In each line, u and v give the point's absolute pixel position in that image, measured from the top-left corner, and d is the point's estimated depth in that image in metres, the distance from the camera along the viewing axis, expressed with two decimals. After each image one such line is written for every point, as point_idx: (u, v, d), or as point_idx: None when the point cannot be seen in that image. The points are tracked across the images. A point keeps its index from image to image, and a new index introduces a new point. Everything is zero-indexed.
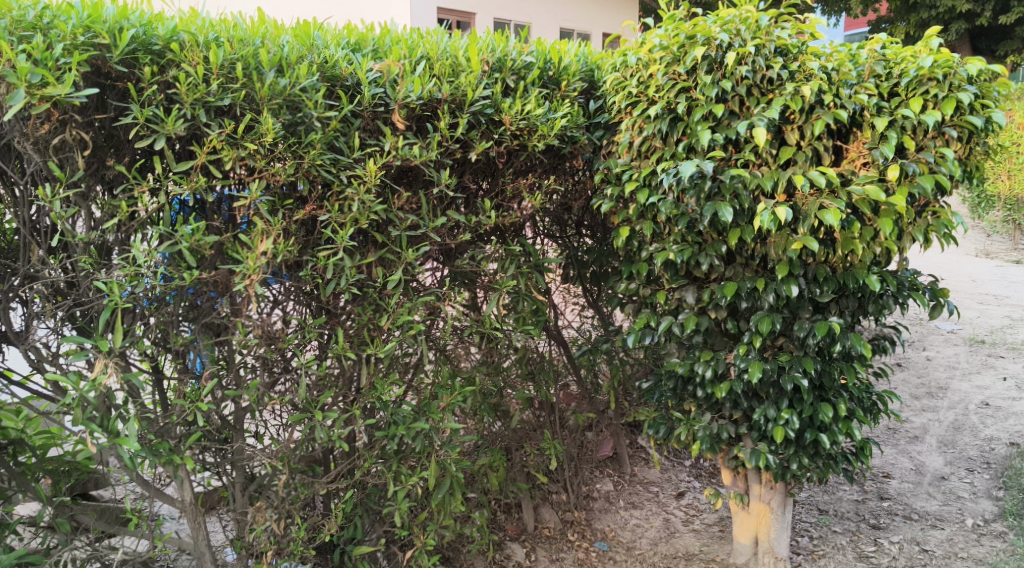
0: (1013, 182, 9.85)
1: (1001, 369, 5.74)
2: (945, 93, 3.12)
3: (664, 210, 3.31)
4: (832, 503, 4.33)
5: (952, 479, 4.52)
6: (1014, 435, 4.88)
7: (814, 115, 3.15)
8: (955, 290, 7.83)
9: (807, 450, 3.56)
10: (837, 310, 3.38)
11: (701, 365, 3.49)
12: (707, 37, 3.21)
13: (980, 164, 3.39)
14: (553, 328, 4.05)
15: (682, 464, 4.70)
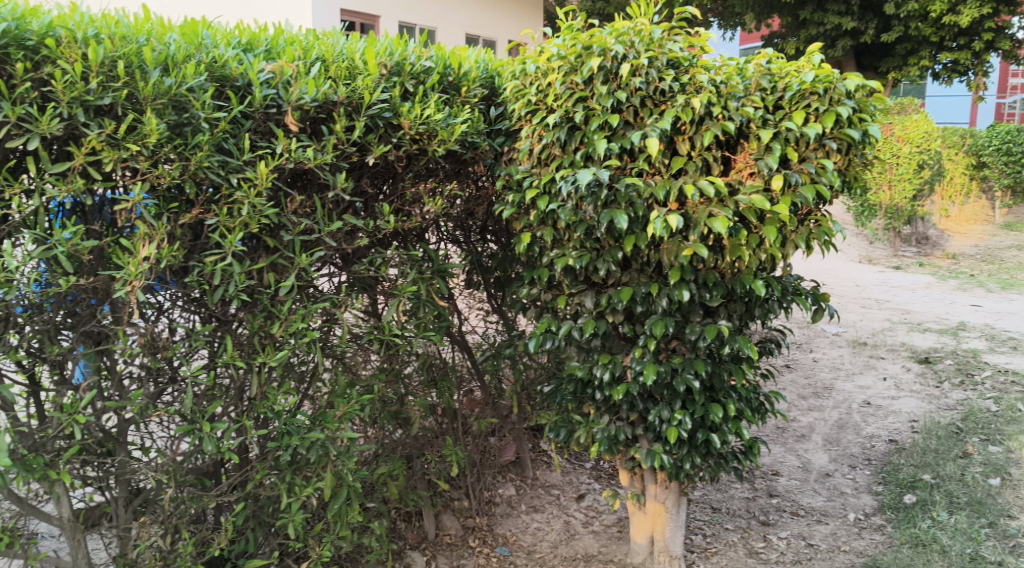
0: (893, 193, 10.34)
1: (881, 369, 6.03)
2: (825, 107, 3.26)
3: (563, 217, 3.33)
4: (724, 501, 4.46)
5: (836, 475, 4.72)
6: (892, 432, 5.12)
7: (703, 126, 3.25)
8: (840, 295, 8.19)
9: (700, 449, 3.65)
10: (726, 314, 3.49)
11: (599, 368, 3.54)
12: (603, 47, 3.26)
13: (858, 175, 3.55)
14: (455, 334, 4.04)
15: (583, 467, 4.75)
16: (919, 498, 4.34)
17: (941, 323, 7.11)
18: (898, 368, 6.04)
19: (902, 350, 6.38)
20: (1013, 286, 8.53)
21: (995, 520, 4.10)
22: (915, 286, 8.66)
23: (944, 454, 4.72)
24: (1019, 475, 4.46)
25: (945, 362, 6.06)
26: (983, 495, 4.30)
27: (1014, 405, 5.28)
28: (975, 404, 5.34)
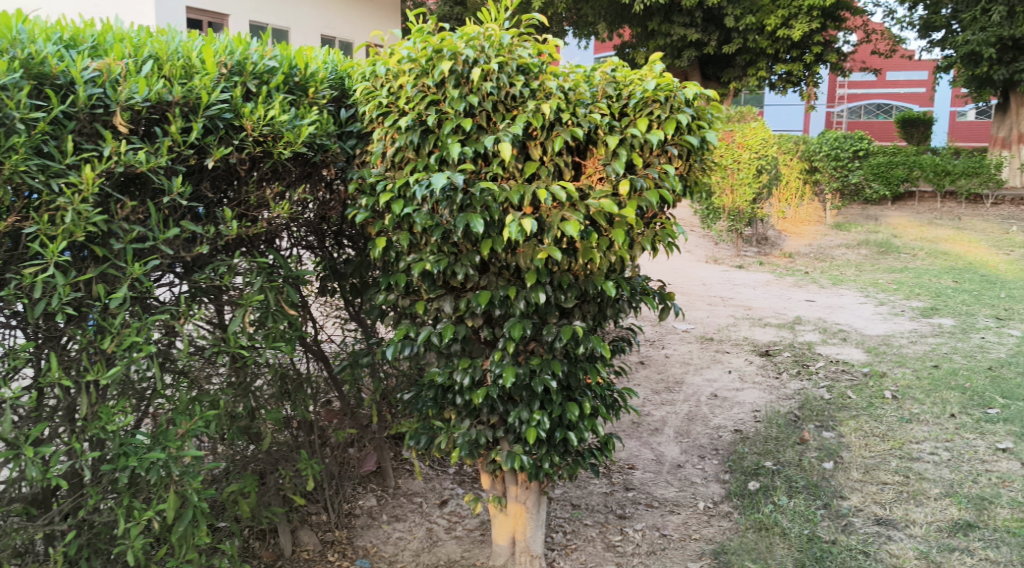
0: (735, 196, 10.80)
1: (727, 363, 6.32)
2: (667, 114, 3.36)
3: (418, 221, 3.29)
4: (584, 498, 4.54)
5: (687, 466, 4.89)
6: (738, 423, 5.36)
7: (554, 132, 3.29)
8: (688, 293, 8.52)
9: (557, 449, 3.70)
10: (580, 314, 3.55)
11: (459, 373, 3.52)
12: (454, 51, 3.24)
13: (699, 179, 3.69)
14: (309, 342, 3.92)
15: (445, 472, 4.72)
16: (762, 485, 4.57)
17: (779, 318, 7.52)
18: (741, 361, 6.34)
19: (745, 344, 6.71)
20: (842, 282, 9.15)
21: (829, 501, 4.37)
22: (756, 284, 9.14)
23: (784, 442, 5.00)
24: (850, 459, 4.79)
25: (784, 355, 6.42)
26: (819, 478, 4.59)
27: (844, 393, 5.67)
28: (810, 393, 5.69)
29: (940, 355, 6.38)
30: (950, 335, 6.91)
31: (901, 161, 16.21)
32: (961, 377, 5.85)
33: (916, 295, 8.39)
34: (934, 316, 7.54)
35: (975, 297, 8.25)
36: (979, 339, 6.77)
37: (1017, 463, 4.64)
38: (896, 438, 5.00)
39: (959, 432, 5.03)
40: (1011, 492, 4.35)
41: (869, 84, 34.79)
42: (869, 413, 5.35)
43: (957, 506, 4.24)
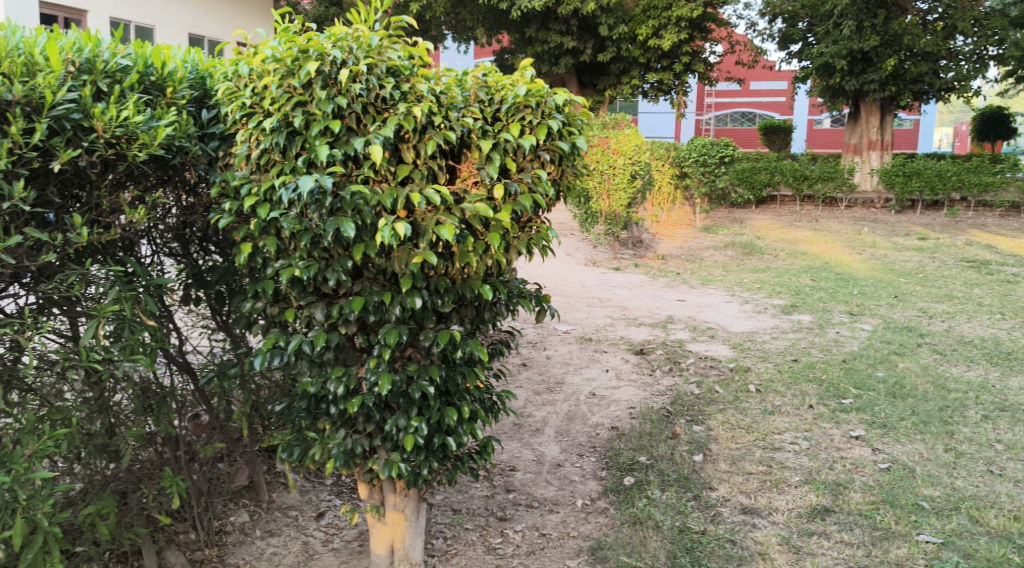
0: (612, 201, 10.98)
1: (604, 362, 6.45)
2: (538, 119, 3.39)
3: (286, 225, 3.20)
4: (464, 502, 4.53)
5: (566, 465, 4.94)
6: (614, 420, 5.47)
7: (426, 135, 3.26)
8: (568, 295, 8.65)
9: (436, 455, 3.66)
10: (457, 319, 3.52)
11: (332, 382, 3.43)
12: (321, 52, 3.17)
13: (571, 184, 3.75)
14: (172, 354, 3.75)
15: (323, 484, 4.60)
16: (637, 480, 4.68)
17: (653, 317, 7.73)
18: (618, 359, 6.49)
19: (622, 343, 6.86)
20: (711, 282, 9.52)
21: (699, 493, 4.52)
22: (631, 285, 9.38)
23: (657, 437, 5.14)
24: (718, 451, 4.98)
25: (657, 352, 6.60)
26: (690, 471, 4.74)
27: (712, 387, 5.88)
28: (681, 389, 5.87)
29: (800, 349, 6.72)
30: (809, 330, 7.28)
31: (763, 166, 16.96)
32: (818, 370, 6.17)
33: (778, 293, 8.82)
34: (794, 313, 7.92)
35: (831, 294, 8.73)
36: (835, 334, 7.16)
37: (869, 450, 4.92)
38: (760, 430, 5.22)
39: (817, 422, 5.30)
40: (863, 477, 4.61)
41: (734, 93, 36.30)
42: (735, 406, 5.57)
43: (815, 492, 4.47)
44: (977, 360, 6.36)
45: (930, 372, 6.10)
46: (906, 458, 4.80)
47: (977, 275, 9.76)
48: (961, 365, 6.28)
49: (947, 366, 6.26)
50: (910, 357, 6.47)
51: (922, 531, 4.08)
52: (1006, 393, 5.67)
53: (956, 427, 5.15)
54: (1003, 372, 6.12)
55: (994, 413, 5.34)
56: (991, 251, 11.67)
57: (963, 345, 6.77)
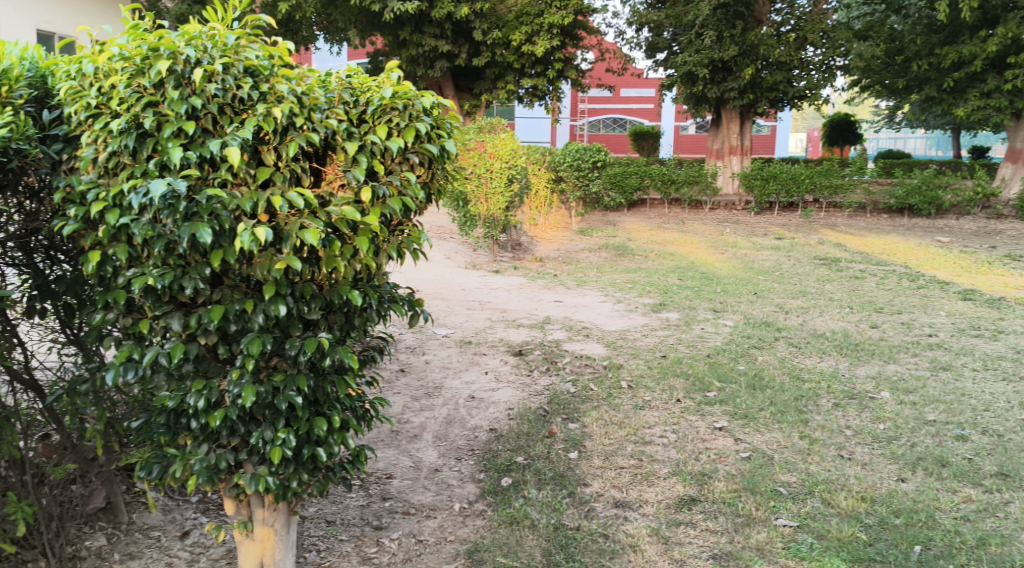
0: (490, 204, 10.88)
1: (484, 365, 6.45)
2: (406, 122, 3.37)
3: (137, 232, 3.04)
4: (339, 513, 4.42)
5: (444, 469, 4.90)
6: (493, 422, 5.47)
7: (288, 137, 3.18)
8: (448, 298, 8.59)
9: (306, 466, 3.56)
10: (326, 325, 3.43)
11: (192, 396, 3.29)
12: (172, 50, 3.06)
13: (442, 187, 3.74)
14: (16, 371, 3.54)
15: (187, 501, 4.38)
16: (514, 480, 4.71)
17: (531, 318, 7.81)
18: (497, 361, 6.51)
19: (501, 345, 6.89)
20: (586, 283, 9.68)
21: (574, 489, 4.60)
22: (510, 287, 9.42)
23: (534, 436, 5.19)
24: (592, 447, 5.06)
25: (535, 353, 6.66)
26: (565, 468, 4.81)
27: (587, 385, 6.00)
28: (558, 388, 5.95)
29: (668, 346, 6.92)
30: (677, 327, 7.53)
31: (634, 171, 17.48)
32: (685, 365, 6.39)
33: (648, 292, 9.08)
34: (663, 310, 8.17)
35: (697, 292, 9.05)
36: (700, 330, 7.43)
37: (731, 440, 5.13)
38: (631, 424, 5.35)
39: (684, 415, 5.48)
40: (727, 466, 4.80)
41: (606, 99, 37.17)
42: (609, 403, 5.69)
43: (682, 483, 4.62)
44: (829, 351, 6.73)
45: (787, 364, 6.41)
46: (765, 446, 5.03)
47: (827, 272, 10.33)
48: (815, 357, 6.63)
49: (802, 358, 6.59)
50: (768, 350, 6.78)
51: (780, 516, 4.28)
52: (855, 382, 6.03)
53: (810, 416, 5.43)
54: (853, 362, 6.50)
55: (844, 400, 5.67)
56: (841, 249, 12.39)
57: (816, 337, 7.15)
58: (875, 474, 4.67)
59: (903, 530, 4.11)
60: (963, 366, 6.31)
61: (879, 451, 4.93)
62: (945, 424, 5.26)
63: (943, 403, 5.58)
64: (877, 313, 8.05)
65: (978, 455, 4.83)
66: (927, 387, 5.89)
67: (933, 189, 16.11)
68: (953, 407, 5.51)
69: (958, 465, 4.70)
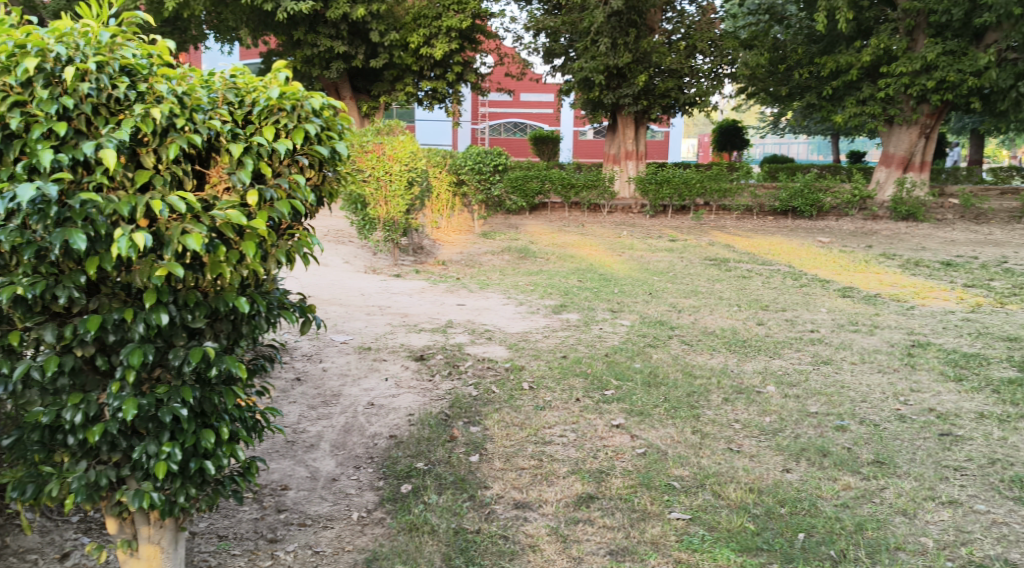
0: (389, 208, 10.73)
1: (384, 371, 6.35)
2: (294, 123, 3.30)
3: (5, 239, 2.88)
4: (231, 527, 4.29)
5: (342, 478, 4.80)
6: (392, 428, 5.38)
7: (168, 139, 3.08)
8: (346, 304, 8.42)
9: (194, 480, 3.43)
10: (212, 334, 3.32)
11: (68, 411, 3.13)
12: (42, 48, 2.92)
13: (333, 190, 3.68)
14: None
15: (67, 522, 4.17)
16: (414, 486, 4.67)
17: (433, 322, 7.77)
18: (397, 367, 6.42)
19: (401, 351, 6.81)
20: (488, 286, 9.70)
21: (474, 493, 4.59)
22: (411, 291, 9.33)
23: (434, 441, 5.15)
24: (493, 450, 5.07)
25: (436, 357, 6.62)
26: (465, 472, 4.81)
27: (489, 388, 6.00)
28: (459, 392, 5.93)
29: (568, 346, 7.00)
30: (576, 327, 7.62)
31: (535, 174, 17.63)
32: (584, 364, 6.47)
33: (549, 294, 9.16)
34: (563, 312, 8.27)
35: (595, 294, 9.19)
36: (598, 330, 7.54)
37: (628, 436, 5.23)
38: (532, 425, 5.38)
39: (583, 414, 5.54)
40: (623, 463, 4.88)
41: (505, 104, 37.44)
42: (510, 404, 5.71)
43: (581, 481, 4.67)
44: (719, 348, 6.94)
45: (680, 361, 6.58)
46: (660, 442, 5.14)
47: (718, 272, 10.66)
48: (706, 353, 6.82)
49: (694, 355, 6.78)
50: (662, 349, 6.94)
51: (674, 509, 4.38)
52: (743, 377, 6.24)
53: (701, 410, 5.59)
54: (741, 358, 6.72)
55: (733, 395, 5.85)
56: (729, 250, 12.80)
57: (707, 335, 7.36)
58: (762, 465, 4.83)
59: (788, 519, 4.26)
60: (843, 360, 6.61)
61: (766, 443, 5.11)
62: (826, 416, 5.50)
63: (824, 396, 5.83)
64: (764, 310, 8.34)
65: (857, 444, 5.07)
66: (809, 380, 6.15)
67: (815, 192, 16.85)
68: (833, 399, 5.76)
69: (838, 455, 4.91)
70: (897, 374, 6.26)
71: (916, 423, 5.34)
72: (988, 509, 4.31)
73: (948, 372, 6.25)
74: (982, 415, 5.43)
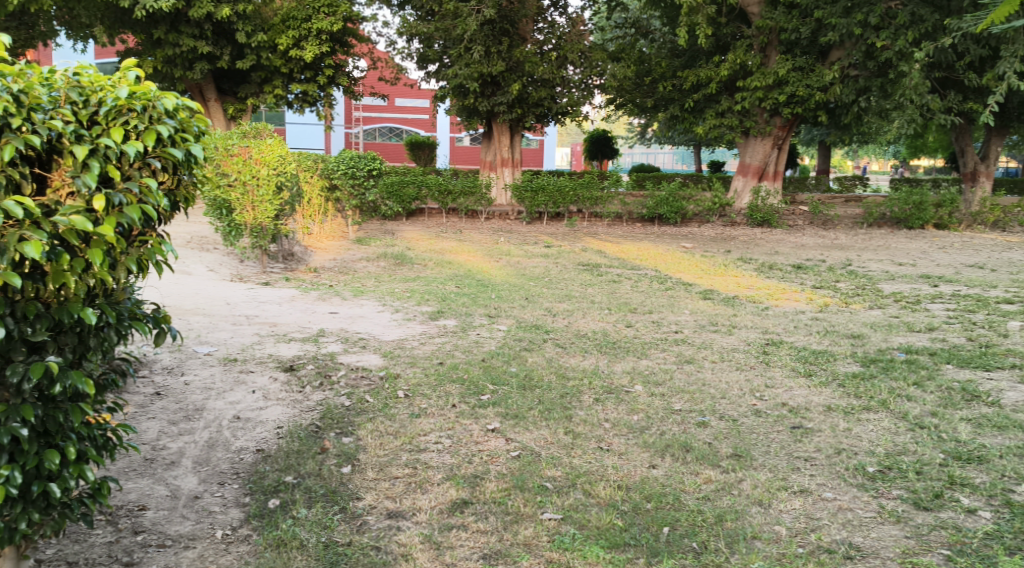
0: (257, 213, 10.36)
1: (250, 383, 6.12)
2: (145, 124, 3.18)
3: None
4: (83, 552, 4.06)
5: (205, 496, 4.60)
6: (259, 442, 5.20)
7: (3, 139, 2.90)
8: (210, 314, 8.08)
9: (37, 504, 3.21)
10: (55, 348, 3.13)
11: None
12: None
13: (189, 195, 3.57)
14: None
15: None
16: (282, 501, 4.53)
17: (303, 332, 7.58)
18: (265, 379, 6.21)
19: (270, 361, 6.61)
20: (362, 293, 9.56)
21: (345, 504, 4.50)
22: (280, 300, 9.07)
23: (304, 454, 5.02)
24: (365, 459, 4.98)
25: (307, 368, 6.45)
26: (337, 484, 4.71)
27: (362, 398, 5.90)
28: (331, 402, 5.80)
29: (445, 352, 6.97)
30: (452, 334, 7.61)
31: (411, 180, 17.50)
32: (461, 370, 6.46)
33: (425, 300, 9.11)
34: (439, 318, 8.24)
35: (472, 299, 9.20)
36: (475, 335, 7.56)
37: (503, 440, 5.25)
38: (407, 433, 5.32)
39: (458, 419, 5.53)
40: (497, 466, 4.89)
41: (379, 109, 37.12)
42: (384, 413, 5.63)
43: (455, 487, 4.65)
44: (590, 350, 7.08)
45: (554, 364, 6.67)
46: (534, 444, 5.19)
47: (590, 277, 10.89)
48: (578, 356, 6.93)
49: (567, 357, 6.88)
50: (537, 352, 7.02)
51: (546, 510, 4.43)
52: (612, 377, 6.37)
53: (574, 411, 5.67)
54: (611, 359, 6.87)
55: (603, 395, 5.97)
56: (601, 255, 13.09)
57: (580, 338, 7.49)
58: (630, 463, 4.95)
59: (654, 513, 4.38)
60: (704, 359, 6.85)
61: (633, 440, 5.24)
62: (689, 412, 5.68)
63: (687, 393, 6.03)
64: (632, 313, 8.56)
65: (717, 439, 5.26)
66: (674, 379, 6.35)
67: (678, 200, 17.49)
68: (695, 396, 5.97)
69: (700, 449, 5.09)
70: (754, 372, 6.54)
71: (771, 417, 5.60)
72: (834, 497, 4.55)
73: (799, 368, 6.59)
74: (829, 407, 5.75)
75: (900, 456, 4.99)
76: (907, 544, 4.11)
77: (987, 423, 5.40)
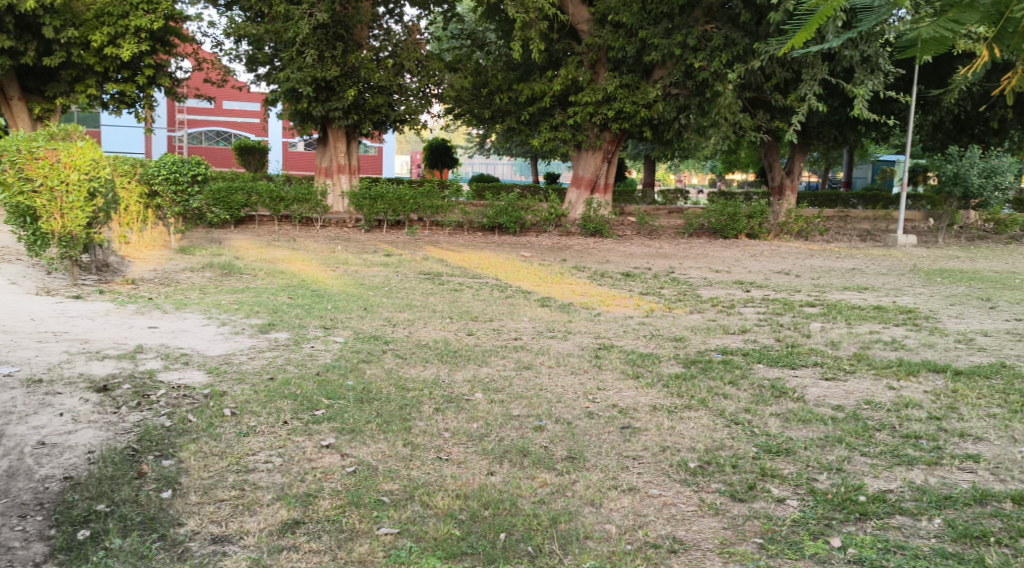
0: (66, 221, 9.66)
1: (57, 406, 5.67)
2: None
3: None
4: None
5: (3, 531, 4.21)
6: (67, 469, 4.82)
7: None
8: (13, 331, 7.44)
9: None
10: None
11: None
12: None
13: None
14: None
15: None
16: (92, 531, 4.22)
17: (119, 348, 7.13)
18: (75, 401, 5.77)
19: (80, 382, 6.15)
20: (186, 305, 9.09)
21: (165, 532, 4.25)
22: (94, 314, 8.48)
23: (119, 479, 4.71)
24: (187, 483, 4.72)
25: (123, 388, 6.04)
26: (156, 510, 4.44)
27: (185, 417, 5.59)
28: (150, 423, 5.46)
29: (276, 367, 6.74)
30: (284, 347, 7.36)
31: (240, 187, 16.88)
32: (293, 386, 6.24)
33: (256, 312, 8.78)
34: (271, 331, 7.95)
35: (306, 311, 8.95)
36: (309, 348, 7.36)
37: (338, 456, 5.12)
38: (233, 453, 5.10)
39: (290, 437, 5.35)
40: (331, 483, 4.77)
41: (206, 112, 35.59)
42: (208, 433, 5.36)
43: (286, 507, 4.49)
44: (431, 360, 7.04)
45: (393, 375, 6.58)
46: (370, 458, 5.09)
47: (430, 285, 10.88)
48: (419, 366, 6.88)
49: (406, 368, 6.82)
50: (375, 363, 6.91)
51: (382, 525, 4.35)
52: (452, 386, 6.36)
53: (412, 423, 5.62)
54: (451, 368, 6.85)
55: (443, 404, 5.95)
56: (441, 264, 13.10)
57: (420, 347, 7.44)
58: (468, 471, 4.95)
59: (490, 520, 4.41)
60: (541, 364, 6.98)
61: (472, 448, 5.25)
62: (527, 418, 5.76)
63: (525, 399, 6.11)
64: (473, 321, 8.59)
65: (552, 443, 5.36)
66: (512, 385, 6.41)
67: (516, 211, 17.77)
68: (533, 401, 6.06)
69: (536, 454, 5.17)
70: (587, 375, 6.72)
71: (602, 419, 5.77)
72: (660, 493, 4.74)
73: (628, 370, 6.83)
74: (655, 407, 5.99)
75: (717, 451, 5.25)
76: (724, 535, 4.33)
77: (794, 418, 5.78)
